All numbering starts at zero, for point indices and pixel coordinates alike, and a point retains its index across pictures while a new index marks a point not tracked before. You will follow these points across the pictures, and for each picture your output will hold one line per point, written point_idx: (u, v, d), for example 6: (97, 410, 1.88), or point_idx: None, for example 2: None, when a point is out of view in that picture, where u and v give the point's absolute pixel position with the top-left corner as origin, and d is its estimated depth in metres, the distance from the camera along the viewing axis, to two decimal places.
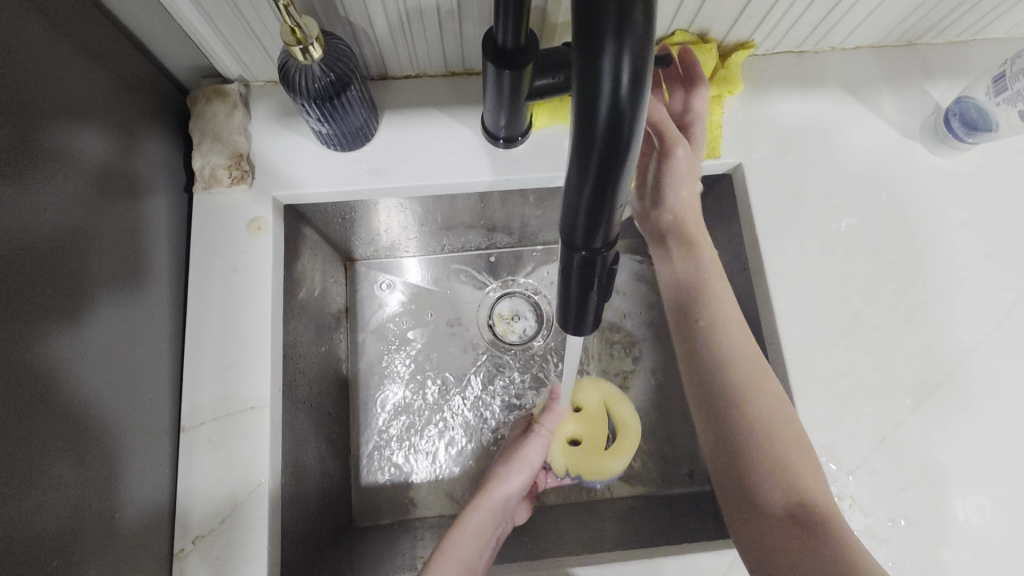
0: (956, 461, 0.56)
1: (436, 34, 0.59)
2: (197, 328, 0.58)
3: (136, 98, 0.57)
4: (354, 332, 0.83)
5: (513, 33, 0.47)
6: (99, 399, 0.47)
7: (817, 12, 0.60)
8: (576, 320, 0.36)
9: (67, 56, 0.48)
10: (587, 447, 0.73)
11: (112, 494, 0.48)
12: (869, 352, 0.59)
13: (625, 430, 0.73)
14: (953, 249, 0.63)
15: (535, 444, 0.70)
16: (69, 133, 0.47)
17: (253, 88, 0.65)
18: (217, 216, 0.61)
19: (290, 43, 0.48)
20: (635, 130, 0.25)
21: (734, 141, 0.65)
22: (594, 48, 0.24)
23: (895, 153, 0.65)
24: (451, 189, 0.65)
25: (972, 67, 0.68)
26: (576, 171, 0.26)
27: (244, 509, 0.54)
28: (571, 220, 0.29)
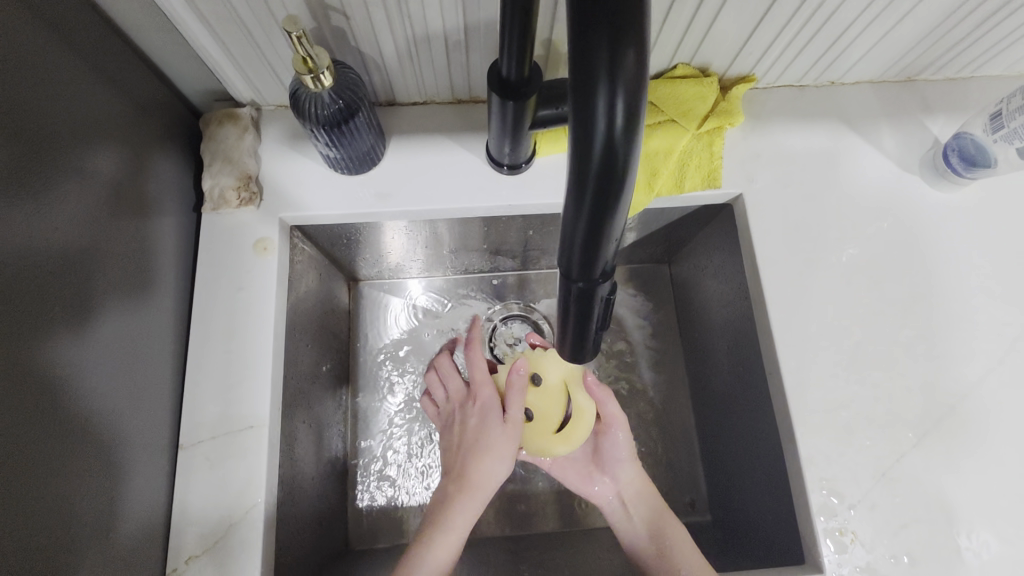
0: (960, 498, 0.56)
1: (444, 63, 0.60)
2: (201, 346, 0.59)
3: (149, 120, 0.58)
4: (355, 351, 0.83)
5: (518, 66, 0.48)
6: (100, 416, 0.47)
7: (816, 48, 0.62)
8: (574, 346, 0.37)
9: (83, 81, 0.49)
10: (537, 426, 0.70)
11: (108, 511, 0.48)
12: (870, 384, 0.59)
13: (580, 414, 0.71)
14: (954, 282, 0.63)
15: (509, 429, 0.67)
16: (82, 155, 0.48)
17: (265, 112, 0.67)
18: (225, 236, 0.62)
19: (301, 71, 0.49)
20: (629, 167, 0.25)
21: (735, 171, 0.66)
22: (588, 92, 0.24)
23: (895, 186, 0.66)
24: (455, 213, 0.66)
25: (970, 103, 0.69)
26: (573, 205, 0.27)
27: (239, 529, 0.53)
28: (568, 251, 0.30)
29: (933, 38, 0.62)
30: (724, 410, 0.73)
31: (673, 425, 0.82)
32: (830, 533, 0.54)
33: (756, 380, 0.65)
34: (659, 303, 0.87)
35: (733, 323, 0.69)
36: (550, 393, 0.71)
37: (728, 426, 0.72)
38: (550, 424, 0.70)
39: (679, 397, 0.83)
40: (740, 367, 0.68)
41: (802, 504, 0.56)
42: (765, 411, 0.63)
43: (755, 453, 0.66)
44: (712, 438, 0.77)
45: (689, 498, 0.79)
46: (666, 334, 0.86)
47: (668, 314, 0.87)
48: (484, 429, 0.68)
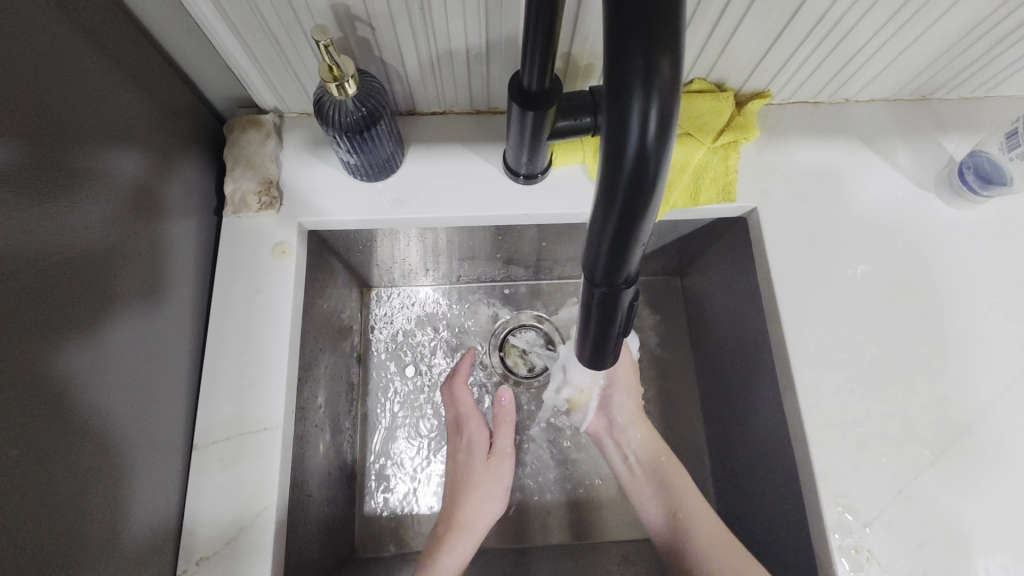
0: (978, 518, 0.55)
1: (465, 74, 0.61)
2: (217, 347, 0.60)
3: (176, 124, 0.59)
4: (366, 357, 0.84)
5: (539, 76, 0.49)
6: (117, 413, 0.48)
7: (832, 65, 0.63)
8: (594, 352, 0.37)
9: (115, 85, 0.51)
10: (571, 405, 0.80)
11: (121, 508, 0.48)
12: (885, 401, 0.59)
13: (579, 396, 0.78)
14: (970, 300, 0.63)
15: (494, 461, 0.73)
16: (110, 156, 0.50)
17: (287, 119, 0.68)
18: (244, 239, 0.63)
19: (327, 79, 0.50)
20: (659, 174, 0.26)
21: (749, 185, 0.66)
22: (623, 100, 0.25)
23: (910, 203, 0.66)
24: (471, 221, 0.67)
25: (985, 122, 0.69)
26: (601, 210, 0.28)
27: (250, 531, 0.54)
28: (593, 255, 0.30)
29: (948, 58, 0.62)
30: (735, 424, 0.72)
31: (683, 439, 0.82)
32: (845, 551, 0.54)
33: (769, 394, 0.65)
34: (670, 316, 0.87)
35: (745, 336, 0.69)
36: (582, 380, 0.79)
37: (740, 440, 0.72)
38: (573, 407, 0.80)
39: (689, 410, 0.83)
40: (753, 380, 0.68)
41: (816, 520, 0.56)
42: (778, 425, 0.63)
43: (768, 468, 0.65)
44: (722, 452, 0.76)
45: None
46: (677, 347, 0.86)
47: (679, 327, 0.87)
48: (474, 460, 0.73)
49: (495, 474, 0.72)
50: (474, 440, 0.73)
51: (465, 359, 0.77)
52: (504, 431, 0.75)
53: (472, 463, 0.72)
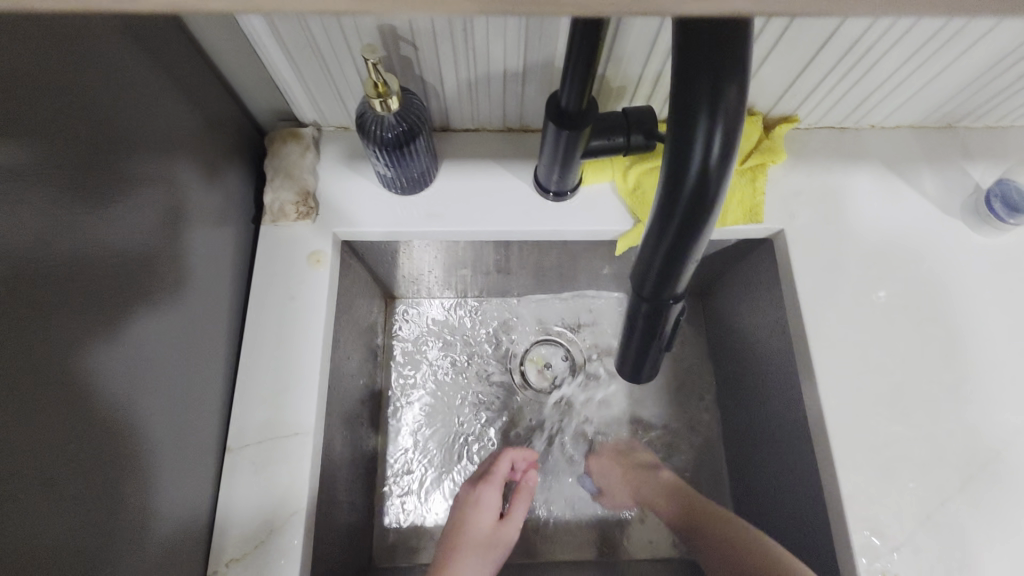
0: (1009, 547, 0.54)
1: (500, 93, 0.63)
2: (251, 351, 0.61)
3: (221, 135, 0.62)
4: (389, 367, 0.85)
5: (576, 97, 0.50)
6: (159, 413, 0.49)
7: (860, 92, 0.64)
8: (635, 361, 0.38)
9: (169, 97, 0.53)
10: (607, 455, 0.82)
11: (159, 506, 0.49)
12: (912, 425, 0.59)
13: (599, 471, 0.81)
14: (997, 327, 0.63)
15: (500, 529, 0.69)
16: (161, 165, 0.52)
17: (325, 132, 0.70)
18: (281, 247, 0.65)
19: (372, 95, 0.52)
20: (718, 194, 0.27)
21: (776, 207, 0.67)
22: (689, 122, 0.26)
23: (936, 228, 0.67)
24: (500, 236, 0.69)
25: (1010, 152, 0.70)
26: (658, 225, 0.29)
27: (281, 535, 0.55)
28: (645, 266, 0.32)
29: (975, 87, 0.63)
30: (757, 445, 0.72)
31: (703, 459, 0.82)
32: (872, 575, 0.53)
33: (793, 415, 0.65)
34: (691, 335, 0.88)
35: (769, 356, 0.70)
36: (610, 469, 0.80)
37: (762, 461, 0.72)
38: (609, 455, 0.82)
39: (709, 430, 0.83)
40: (776, 401, 0.68)
41: (842, 542, 0.56)
42: (802, 446, 0.63)
43: (790, 488, 0.65)
44: (744, 473, 0.76)
45: None
46: (698, 367, 0.86)
47: (700, 346, 0.87)
48: (481, 526, 0.69)
49: (498, 543, 0.69)
50: (486, 504, 0.70)
51: (526, 453, 0.76)
52: (518, 505, 0.72)
53: (477, 529, 0.68)
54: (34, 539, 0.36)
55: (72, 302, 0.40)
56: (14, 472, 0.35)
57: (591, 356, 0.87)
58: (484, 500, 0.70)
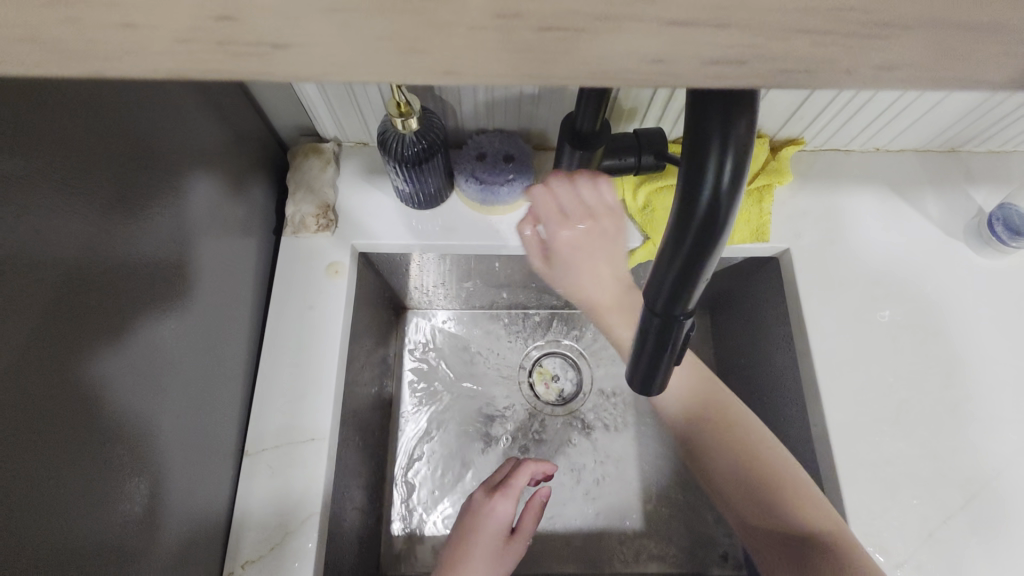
0: (1013, 567, 0.55)
1: (515, 113, 0.65)
2: (270, 358, 0.63)
3: (246, 149, 0.64)
4: (400, 376, 0.87)
5: (590, 118, 0.52)
6: (181, 418, 0.51)
7: (865, 116, 0.66)
8: (643, 379, 0.39)
9: (200, 114, 0.55)
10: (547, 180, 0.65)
11: (178, 511, 0.50)
12: (916, 443, 0.59)
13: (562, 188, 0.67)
14: (1000, 348, 0.64)
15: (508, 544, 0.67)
16: (191, 178, 0.54)
17: (345, 148, 0.73)
18: (301, 257, 0.67)
19: (394, 114, 0.54)
20: (728, 216, 0.29)
21: (782, 227, 0.69)
22: (702, 152, 0.28)
23: (939, 250, 0.68)
24: (513, 250, 0.71)
25: (1013, 175, 0.71)
26: (670, 247, 0.31)
27: (295, 538, 0.56)
28: (657, 285, 0.33)
29: (977, 114, 0.65)
30: None
31: None
32: None
33: (797, 432, 0.66)
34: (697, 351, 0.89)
35: (774, 373, 0.71)
36: None
37: None
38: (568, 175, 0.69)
39: None
40: (781, 415, 0.69)
41: None
42: (807, 463, 0.64)
43: None
44: None
45: (721, 550, 0.79)
46: None
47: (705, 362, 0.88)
48: (490, 537, 0.66)
49: (503, 558, 0.66)
50: (498, 517, 0.67)
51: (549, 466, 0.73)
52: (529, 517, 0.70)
53: (487, 539, 0.66)
54: (65, 536, 0.38)
55: (109, 309, 0.43)
56: (47, 471, 0.37)
57: (598, 370, 0.88)
58: (498, 511, 0.67)
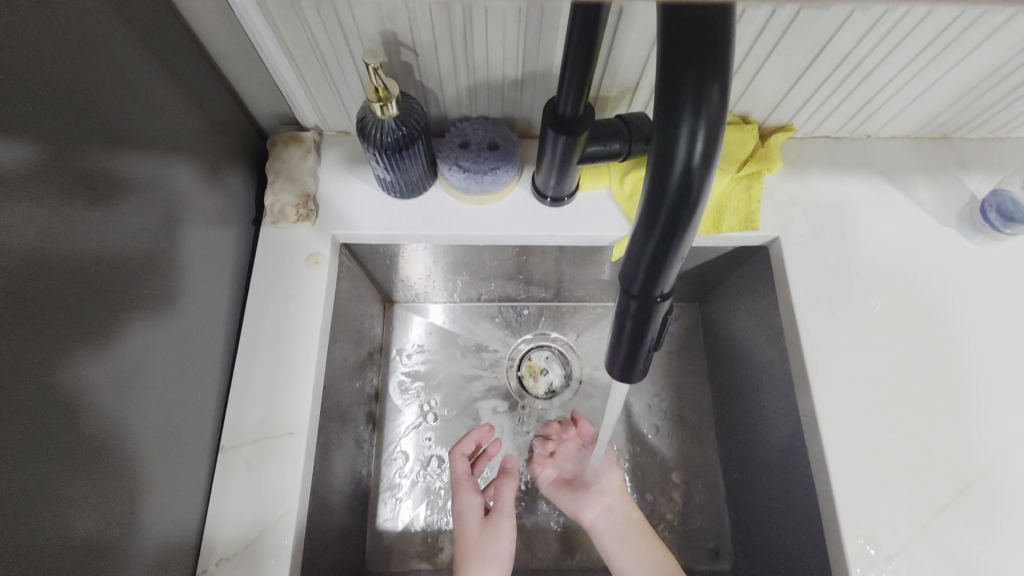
0: (1006, 558, 0.54)
1: (499, 100, 0.64)
2: (249, 351, 0.62)
3: (224, 137, 0.63)
4: (386, 371, 0.85)
5: (573, 102, 0.51)
6: (152, 411, 0.49)
7: (854, 102, 0.65)
8: (624, 365, 0.38)
9: (175, 100, 0.54)
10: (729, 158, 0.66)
11: (146, 507, 0.49)
12: (907, 434, 0.58)
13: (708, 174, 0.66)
14: (992, 336, 0.63)
15: (494, 522, 0.67)
16: (165, 164, 0.53)
17: (326, 137, 0.72)
18: (280, 248, 0.66)
19: (372, 99, 0.53)
20: (702, 192, 0.28)
21: (772, 215, 0.68)
22: (674, 122, 0.27)
23: (931, 238, 0.67)
24: (497, 241, 0.69)
25: (1005, 162, 0.70)
26: (644, 224, 0.30)
27: (271, 535, 0.55)
28: (632, 268, 0.32)
29: (969, 98, 0.64)
30: (752, 455, 0.72)
31: (699, 468, 0.81)
32: None
33: (787, 424, 0.65)
34: (688, 343, 0.88)
35: (764, 364, 0.70)
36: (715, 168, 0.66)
37: (756, 469, 0.72)
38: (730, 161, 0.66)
39: (705, 440, 0.83)
40: (770, 408, 0.68)
41: (836, 551, 0.55)
42: (797, 454, 0.63)
43: (787, 498, 0.65)
44: (740, 484, 0.75)
45: (712, 545, 0.77)
46: (694, 375, 0.86)
47: (697, 354, 0.87)
48: (467, 523, 0.67)
49: (495, 536, 0.66)
50: (465, 506, 0.69)
51: (481, 432, 0.74)
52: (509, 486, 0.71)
53: (464, 522, 0.67)
54: (20, 532, 0.37)
55: (73, 295, 0.41)
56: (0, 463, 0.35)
57: (587, 363, 0.87)
58: (464, 497, 0.69)
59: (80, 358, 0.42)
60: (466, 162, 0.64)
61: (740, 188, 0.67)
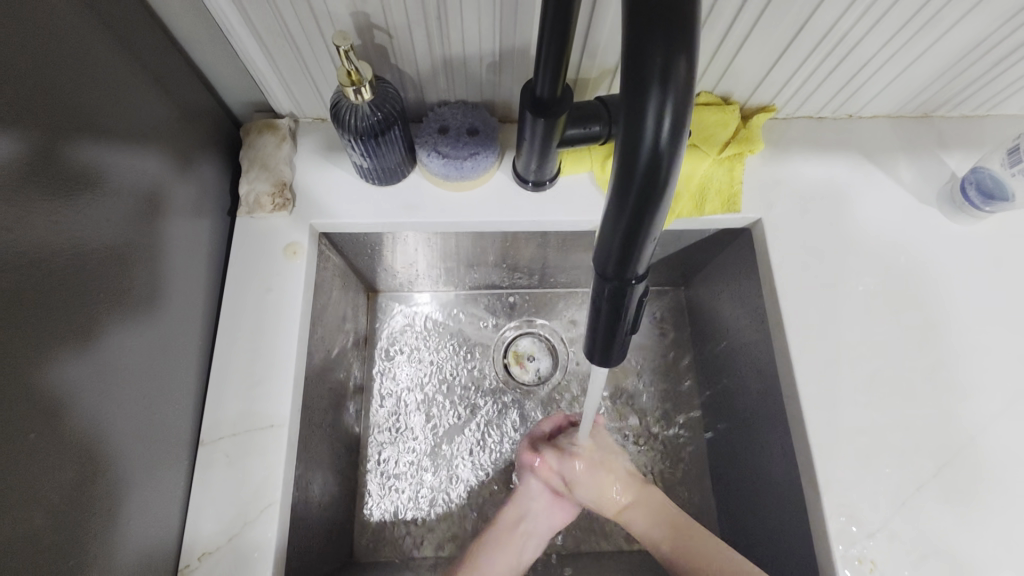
0: (983, 532, 0.55)
1: (476, 82, 0.63)
2: (227, 344, 0.61)
3: (196, 125, 0.61)
4: (371, 361, 0.84)
5: (550, 84, 0.50)
6: (127, 407, 0.49)
7: (836, 82, 0.64)
8: (602, 348, 0.38)
9: (143, 87, 0.52)
10: (713, 140, 0.65)
11: (123, 504, 0.48)
12: (888, 411, 0.59)
13: (693, 157, 0.65)
14: (971, 314, 0.63)
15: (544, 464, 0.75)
16: (136, 153, 0.51)
17: (302, 124, 0.70)
18: (257, 238, 0.65)
19: (345, 83, 0.52)
20: (672, 169, 0.28)
21: (753, 197, 0.67)
22: (641, 97, 0.26)
23: (913, 218, 0.67)
24: (478, 227, 0.68)
25: (986, 140, 0.70)
26: (615, 204, 0.29)
27: (254, 528, 0.54)
28: (606, 249, 0.32)
29: (950, 76, 0.63)
30: (739, 435, 0.72)
31: (685, 450, 0.81)
32: (847, 561, 0.54)
33: (771, 405, 0.65)
34: (673, 328, 0.88)
35: (749, 346, 0.70)
36: (699, 151, 0.65)
37: (741, 450, 0.72)
38: (713, 143, 0.65)
39: (692, 423, 0.83)
40: (755, 389, 0.69)
41: (819, 529, 0.56)
42: (780, 434, 0.63)
43: (773, 480, 0.65)
44: (726, 467, 0.76)
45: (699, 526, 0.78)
46: (680, 358, 0.86)
47: (683, 339, 0.87)
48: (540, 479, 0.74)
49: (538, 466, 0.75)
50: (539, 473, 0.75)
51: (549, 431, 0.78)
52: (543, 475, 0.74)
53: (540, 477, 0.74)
54: None
55: (30, 293, 0.40)
56: None
57: (574, 350, 0.87)
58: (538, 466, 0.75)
59: (73, 356, 0.43)
60: (445, 147, 0.63)
61: (724, 169, 0.67)
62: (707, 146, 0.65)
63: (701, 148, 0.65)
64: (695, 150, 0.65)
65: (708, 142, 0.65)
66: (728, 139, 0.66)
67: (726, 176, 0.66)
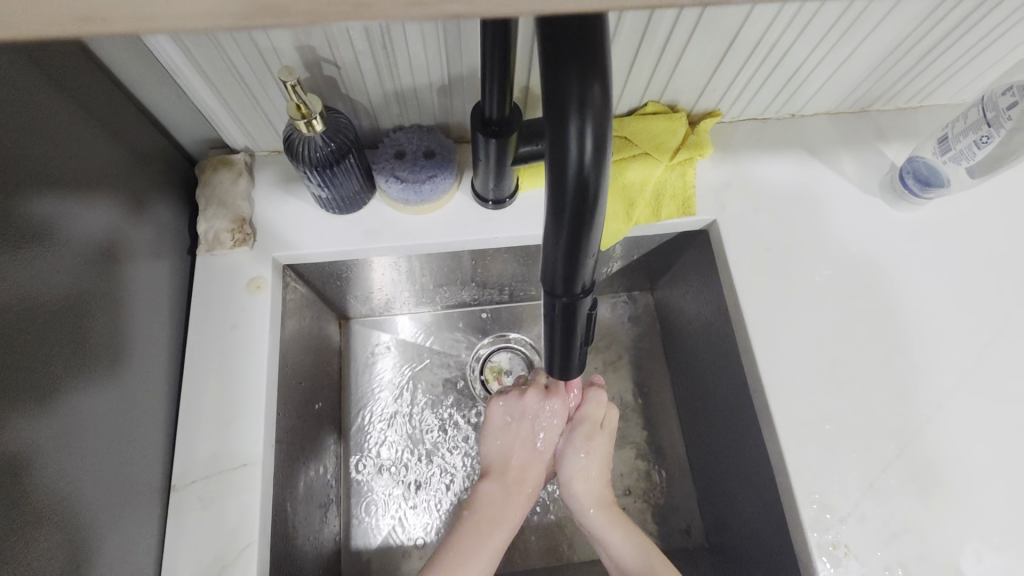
0: (946, 507, 0.57)
1: (428, 106, 0.64)
2: (194, 385, 0.60)
3: (149, 167, 0.61)
4: (348, 388, 0.84)
5: (498, 105, 0.51)
6: (93, 458, 0.48)
7: (774, 84, 0.67)
8: (562, 356, 0.41)
9: (91, 135, 0.52)
10: (665, 148, 0.67)
11: (90, 558, 0.47)
12: (851, 398, 0.61)
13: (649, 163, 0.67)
14: (921, 297, 0.66)
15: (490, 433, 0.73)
16: (90, 200, 0.51)
17: (258, 158, 0.70)
18: (219, 276, 0.64)
19: (295, 117, 0.52)
20: (600, 191, 0.30)
21: (708, 199, 0.70)
22: (562, 125, 0.28)
23: (859, 209, 0.70)
24: (443, 248, 0.69)
25: (920, 130, 0.74)
26: (553, 227, 0.31)
27: (232, 571, 0.53)
28: (551, 269, 0.34)
29: (881, 71, 0.67)
30: (714, 431, 0.74)
31: (665, 451, 0.83)
32: (823, 548, 0.55)
33: (738, 401, 0.67)
34: (645, 332, 0.89)
35: (716, 345, 0.72)
36: (654, 156, 0.67)
37: (716, 447, 0.73)
38: (665, 149, 0.67)
39: (670, 423, 0.84)
40: (724, 387, 0.70)
41: (794, 520, 0.57)
42: (751, 429, 0.65)
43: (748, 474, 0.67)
44: (703, 464, 0.77)
45: (683, 524, 0.79)
46: (654, 361, 0.87)
47: (656, 342, 0.89)
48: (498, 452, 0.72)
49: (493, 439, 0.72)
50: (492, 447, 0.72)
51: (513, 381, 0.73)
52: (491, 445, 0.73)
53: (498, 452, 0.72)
54: None
55: None
56: None
57: None
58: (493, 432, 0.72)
59: (24, 417, 0.41)
60: (403, 172, 0.63)
61: (679, 172, 0.69)
62: (658, 153, 0.67)
63: (653, 155, 0.67)
64: (650, 156, 0.67)
65: (660, 148, 0.67)
66: (679, 144, 0.68)
67: (680, 181, 0.69)
